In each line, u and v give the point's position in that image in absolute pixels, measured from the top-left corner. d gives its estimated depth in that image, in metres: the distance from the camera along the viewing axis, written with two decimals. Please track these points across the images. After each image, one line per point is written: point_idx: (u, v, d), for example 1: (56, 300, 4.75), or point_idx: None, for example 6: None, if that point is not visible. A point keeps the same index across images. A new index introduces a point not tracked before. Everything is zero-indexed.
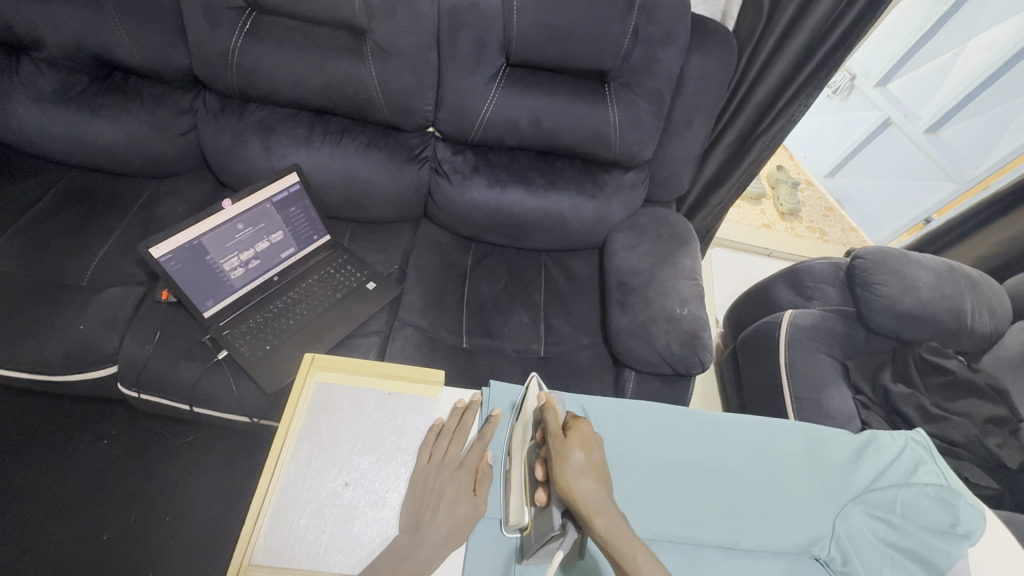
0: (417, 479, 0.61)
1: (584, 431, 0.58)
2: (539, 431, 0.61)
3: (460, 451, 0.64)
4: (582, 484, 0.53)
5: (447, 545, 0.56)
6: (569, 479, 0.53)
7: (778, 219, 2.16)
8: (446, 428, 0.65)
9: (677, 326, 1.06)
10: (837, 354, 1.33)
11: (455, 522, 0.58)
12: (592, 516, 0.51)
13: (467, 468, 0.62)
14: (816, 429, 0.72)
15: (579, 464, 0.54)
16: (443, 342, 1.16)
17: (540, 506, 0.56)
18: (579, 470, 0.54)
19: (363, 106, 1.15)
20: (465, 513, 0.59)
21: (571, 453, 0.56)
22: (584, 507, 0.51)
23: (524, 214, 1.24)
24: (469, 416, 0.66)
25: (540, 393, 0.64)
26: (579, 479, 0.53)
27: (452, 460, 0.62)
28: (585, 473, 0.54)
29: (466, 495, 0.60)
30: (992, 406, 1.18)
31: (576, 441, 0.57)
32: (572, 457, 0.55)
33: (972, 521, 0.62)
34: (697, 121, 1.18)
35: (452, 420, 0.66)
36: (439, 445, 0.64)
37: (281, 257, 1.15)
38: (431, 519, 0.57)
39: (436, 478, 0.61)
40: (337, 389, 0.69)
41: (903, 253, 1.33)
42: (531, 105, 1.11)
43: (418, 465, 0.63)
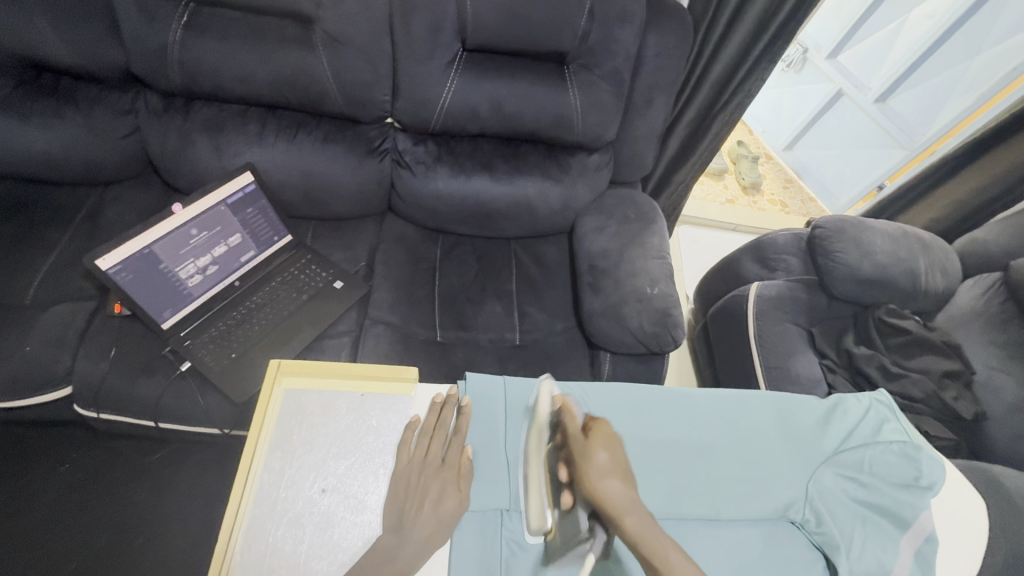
0: (398, 478, 0.60)
1: (604, 431, 0.58)
2: (558, 434, 0.61)
3: (441, 448, 0.62)
4: (609, 486, 0.54)
5: (432, 542, 0.56)
6: (597, 482, 0.54)
7: (741, 193, 2.20)
8: (427, 426, 0.64)
9: (648, 305, 1.08)
10: (802, 322, 1.37)
11: (441, 518, 0.58)
12: (621, 518, 0.52)
13: (450, 466, 0.61)
14: (786, 397, 0.74)
15: (603, 464, 0.55)
16: (417, 337, 1.14)
17: (567, 508, 0.58)
18: (604, 471, 0.55)
19: (316, 99, 1.10)
20: (451, 508, 0.58)
21: (594, 454, 0.56)
22: (613, 509, 0.53)
23: (492, 202, 1.23)
24: (448, 411, 0.65)
25: (553, 394, 0.64)
26: (605, 480, 0.54)
27: (435, 458, 0.61)
28: (611, 474, 0.54)
29: (451, 490, 0.60)
30: (946, 361, 1.25)
31: (598, 441, 0.57)
32: (596, 459, 0.55)
33: (934, 473, 0.65)
34: (658, 100, 1.18)
35: (430, 417, 0.64)
36: (419, 444, 0.62)
37: (240, 261, 1.11)
38: (414, 518, 0.57)
39: (419, 476, 0.60)
40: (307, 395, 0.65)
41: (860, 220, 1.37)
42: (491, 90, 1.09)
43: (398, 464, 0.61)
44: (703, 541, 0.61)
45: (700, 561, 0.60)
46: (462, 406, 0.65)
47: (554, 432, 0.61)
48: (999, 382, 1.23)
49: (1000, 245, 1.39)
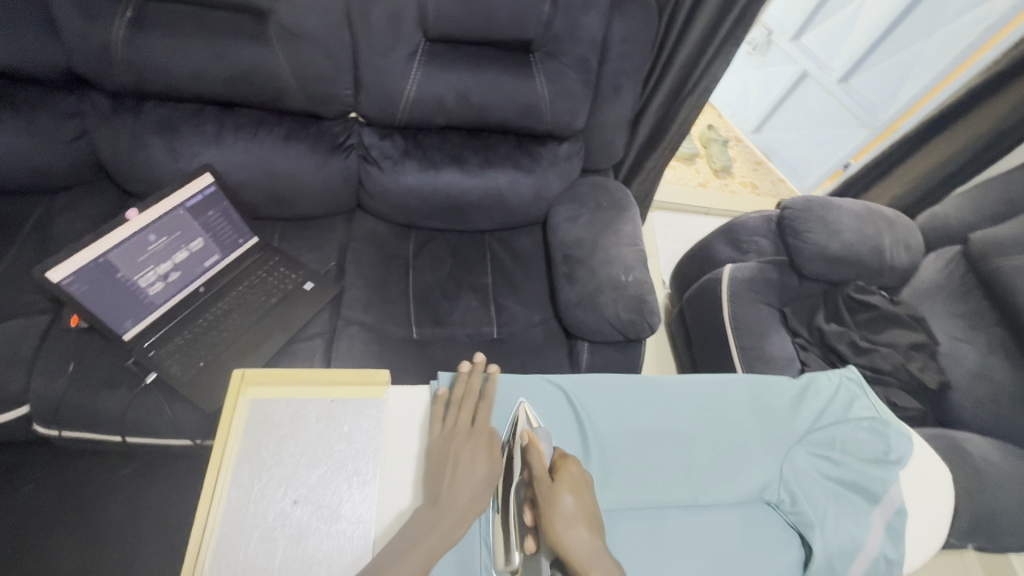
0: (433, 449, 0.60)
1: (571, 474, 0.57)
2: (526, 472, 0.59)
3: (471, 415, 0.63)
4: (573, 535, 0.52)
5: (471, 509, 0.56)
6: (560, 529, 0.53)
7: (712, 176, 2.22)
8: (455, 398, 0.64)
9: (623, 292, 1.08)
10: (774, 302, 1.40)
11: (474, 482, 0.57)
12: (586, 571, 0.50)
13: (481, 432, 0.61)
14: (761, 379, 0.75)
15: (569, 509, 0.54)
16: (392, 336, 1.13)
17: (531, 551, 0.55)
18: (569, 518, 0.54)
19: (275, 95, 1.06)
20: (483, 473, 0.58)
21: (560, 498, 0.55)
22: (575, 561, 0.51)
23: (463, 195, 1.21)
24: (475, 378, 0.65)
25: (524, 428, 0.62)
26: (570, 528, 0.53)
27: (465, 424, 0.61)
28: (576, 522, 0.53)
29: (483, 455, 0.59)
30: (912, 334, 1.29)
31: (564, 485, 0.56)
32: (561, 504, 0.54)
33: (902, 448, 0.67)
34: (626, 86, 1.17)
35: (459, 388, 0.65)
36: (449, 413, 0.62)
37: (204, 266, 1.07)
38: (451, 483, 0.57)
39: (451, 444, 0.60)
40: (275, 405, 0.61)
41: (827, 200, 1.40)
42: (456, 81, 1.06)
43: (432, 435, 0.61)
44: (682, 528, 0.62)
45: (680, 548, 0.61)
46: (489, 373, 0.66)
47: (522, 470, 0.59)
48: (962, 352, 1.28)
49: (959, 218, 1.43)
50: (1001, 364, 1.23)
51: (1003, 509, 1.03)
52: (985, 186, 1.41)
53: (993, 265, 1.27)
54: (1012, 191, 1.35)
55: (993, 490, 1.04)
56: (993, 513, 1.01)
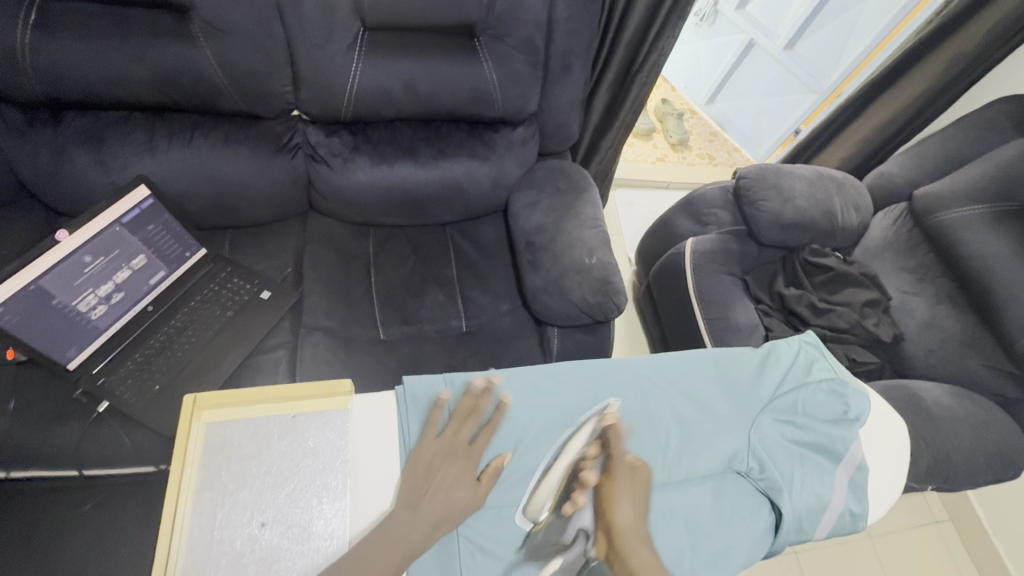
0: (422, 455, 0.58)
1: (647, 470, 0.62)
2: (595, 449, 0.64)
3: (470, 434, 0.62)
4: (625, 516, 0.57)
5: (440, 527, 0.54)
6: (619, 505, 0.58)
7: (670, 151, 2.24)
8: (462, 410, 0.62)
9: (588, 276, 1.08)
10: (737, 271, 1.43)
11: (451, 501, 0.56)
12: (626, 548, 0.55)
13: (473, 454, 0.61)
14: (724, 351, 0.76)
15: (632, 493, 0.59)
16: (359, 339, 1.10)
17: (568, 513, 0.60)
18: (627, 502, 0.59)
19: (208, 97, 1.00)
20: (464, 495, 0.57)
21: (626, 486, 0.60)
22: (629, 539, 0.56)
23: (419, 188, 1.18)
24: (486, 400, 0.64)
25: (603, 412, 0.67)
26: (626, 509, 0.58)
27: (463, 444, 0.60)
28: (632, 511, 0.58)
29: (469, 480, 0.59)
30: (865, 291, 1.34)
31: (634, 477, 0.61)
32: (627, 490, 0.59)
33: (860, 406, 0.70)
34: (575, 66, 1.15)
35: (467, 400, 0.63)
36: (450, 426, 0.61)
37: (150, 283, 1.01)
38: (430, 496, 0.55)
39: (440, 459, 0.59)
40: (233, 427, 0.58)
41: (779, 168, 1.44)
42: (400, 70, 1.03)
43: (422, 441, 0.59)
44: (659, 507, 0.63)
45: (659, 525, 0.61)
46: (499, 403, 0.64)
47: (592, 442, 0.64)
48: (912, 305, 1.34)
49: (903, 176, 1.48)
50: (948, 313, 1.29)
51: (957, 451, 1.09)
52: (926, 142, 1.46)
53: (936, 219, 1.33)
54: (950, 146, 1.40)
55: (947, 433, 1.10)
56: (948, 455, 1.07)
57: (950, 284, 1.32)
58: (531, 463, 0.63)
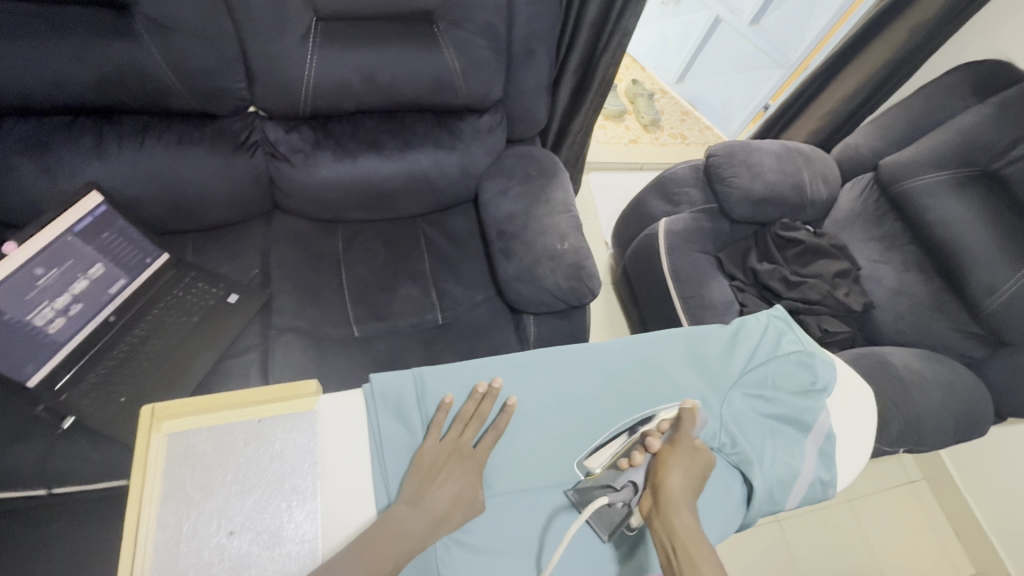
0: (426, 456, 0.58)
1: (709, 457, 0.62)
2: (666, 423, 0.64)
3: (472, 437, 0.61)
4: (675, 486, 0.59)
5: (441, 524, 0.54)
6: (673, 471, 0.60)
7: (643, 132, 2.23)
8: (463, 413, 0.62)
9: (561, 261, 1.07)
10: (710, 249, 1.44)
11: (457, 502, 0.57)
12: (672, 511, 0.57)
13: (476, 458, 0.60)
14: (694, 329, 0.76)
15: (687, 471, 0.60)
16: (332, 338, 1.09)
17: (622, 468, 0.63)
18: (682, 477, 0.60)
19: (158, 97, 0.96)
20: (469, 495, 0.58)
21: (683, 465, 0.61)
22: (675, 502, 0.58)
23: (385, 182, 1.16)
24: (488, 402, 0.62)
25: (685, 400, 0.67)
26: (676, 480, 0.59)
27: (464, 448, 0.60)
28: (685, 486, 0.59)
29: (472, 482, 0.59)
30: (836, 262, 1.36)
31: (694, 457, 0.62)
32: (681, 468, 0.60)
33: (827, 376, 0.71)
34: (539, 49, 1.13)
35: (468, 407, 0.62)
36: (453, 429, 0.61)
37: (110, 293, 0.97)
38: (430, 495, 0.55)
39: (443, 462, 0.59)
40: (195, 437, 0.56)
41: (748, 144, 1.45)
42: (359, 61, 1.00)
43: (426, 442, 0.59)
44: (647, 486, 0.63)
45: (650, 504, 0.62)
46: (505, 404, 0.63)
47: (669, 416, 0.65)
48: (881, 273, 1.37)
49: (868, 147, 1.50)
50: (915, 279, 1.32)
51: (926, 412, 1.12)
52: (891, 112, 1.47)
53: (901, 188, 1.35)
54: (912, 114, 1.42)
55: (916, 396, 1.13)
56: (917, 417, 1.10)
57: (916, 251, 1.35)
58: (502, 454, 0.63)
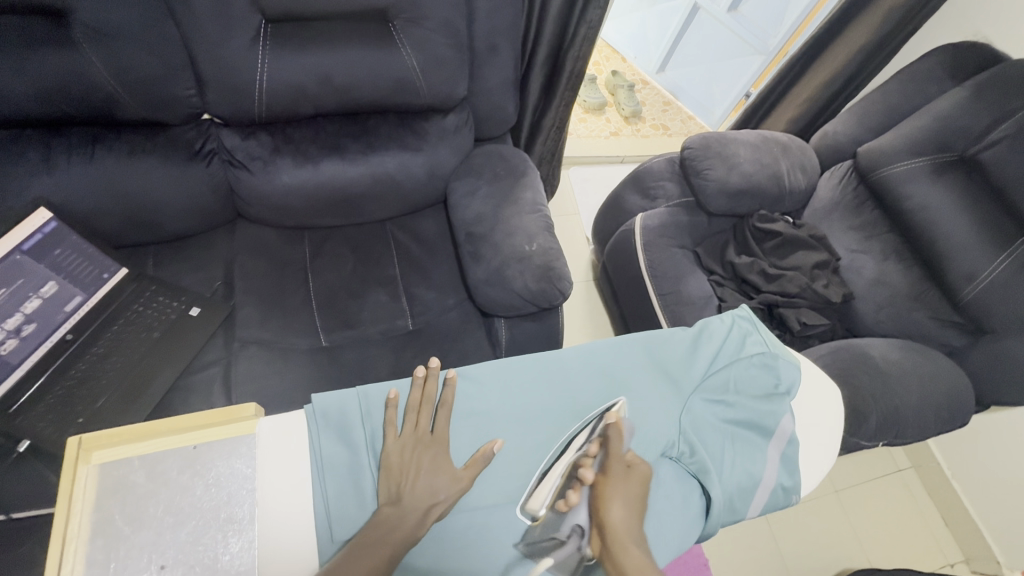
0: (391, 455, 0.58)
1: (644, 470, 0.61)
2: (596, 445, 0.62)
3: (429, 422, 0.62)
4: (616, 515, 0.57)
5: (430, 514, 0.56)
6: (611, 503, 0.58)
7: (624, 124, 2.19)
8: (412, 402, 0.62)
9: (529, 263, 1.05)
10: (687, 244, 1.41)
11: (436, 492, 0.57)
12: (622, 545, 0.55)
13: (440, 439, 0.60)
14: (654, 334, 0.74)
15: (626, 498, 0.58)
16: (298, 349, 1.07)
17: (562, 511, 0.59)
18: (621, 503, 0.58)
19: (105, 107, 0.93)
20: (447, 483, 0.57)
21: (622, 489, 0.59)
22: (620, 539, 0.55)
23: (349, 186, 1.13)
24: (433, 384, 0.63)
25: (610, 410, 0.65)
26: (616, 509, 0.57)
27: (425, 432, 0.60)
28: (626, 513, 0.57)
29: (446, 466, 0.59)
30: (815, 254, 1.34)
31: (629, 479, 0.60)
32: (621, 493, 0.58)
33: (791, 377, 0.70)
34: (502, 46, 1.10)
35: (415, 392, 0.63)
36: (408, 419, 0.61)
37: (66, 311, 0.94)
38: (412, 489, 0.56)
39: (412, 452, 0.59)
40: (128, 467, 0.53)
41: (723, 135, 1.42)
42: (312, 63, 0.96)
43: (387, 443, 0.59)
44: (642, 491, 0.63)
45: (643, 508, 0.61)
46: (447, 377, 0.64)
47: (597, 440, 0.63)
48: (861, 263, 1.34)
49: (847, 134, 1.47)
50: (895, 269, 1.30)
51: (906, 404, 1.10)
52: (869, 98, 1.44)
53: (880, 175, 1.33)
54: (890, 100, 1.39)
55: (896, 389, 1.11)
56: (897, 409, 1.09)
57: (895, 239, 1.33)
58: None
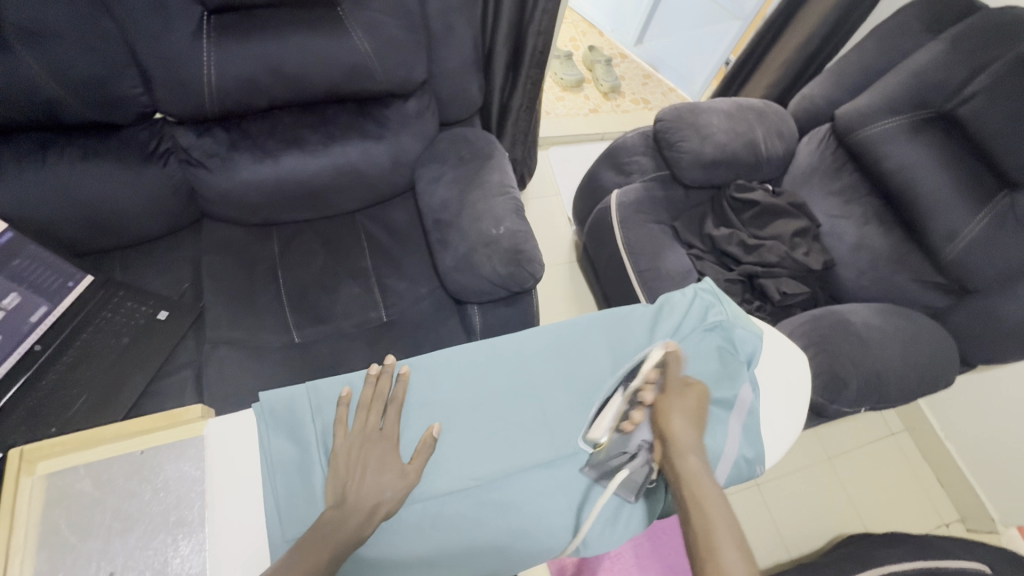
0: (339, 454, 0.58)
1: (699, 389, 0.65)
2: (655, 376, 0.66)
3: (379, 420, 0.61)
4: (678, 422, 0.62)
5: (377, 514, 0.55)
6: (671, 415, 0.62)
7: (603, 100, 2.14)
8: (363, 400, 0.61)
9: (497, 247, 1.03)
10: (664, 219, 1.39)
11: (381, 491, 0.56)
12: (683, 451, 0.60)
13: (389, 436, 0.60)
14: (615, 313, 0.74)
15: (685, 411, 0.63)
16: (271, 346, 1.06)
17: (625, 431, 0.64)
18: (682, 419, 0.62)
19: (49, 111, 0.90)
20: (394, 482, 0.57)
21: (682, 402, 0.64)
22: (679, 446, 0.60)
23: (312, 179, 1.11)
24: (385, 382, 0.62)
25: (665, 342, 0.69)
26: (678, 420, 0.62)
27: (373, 430, 0.59)
28: (687, 424, 0.62)
29: (393, 463, 0.58)
30: (794, 221, 1.32)
31: (690, 393, 0.64)
32: (679, 405, 0.63)
33: (751, 347, 0.71)
34: (458, 24, 1.06)
35: (367, 389, 0.62)
36: (358, 418, 0.60)
37: (31, 322, 0.91)
38: (357, 491, 0.55)
39: (359, 450, 0.58)
40: (73, 476, 0.53)
41: (696, 104, 1.39)
42: (259, 54, 0.94)
43: (336, 441, 0.58)
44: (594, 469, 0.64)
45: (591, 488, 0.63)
46: (400, 374, 0.63)
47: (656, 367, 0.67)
48: (841, 228, 1.32)
49: (824, 96, 1.43)
50: (876, 232, 1.28)
51: (887, 368, 1.09)
52: (844, 59, 1.40)
53: (858, 136, 1.30)
54: (866, 58, 1.35)
55: (877, 353, 1.10)
56: (878, 374, 1.08)
57: (876, 202, 1.30)
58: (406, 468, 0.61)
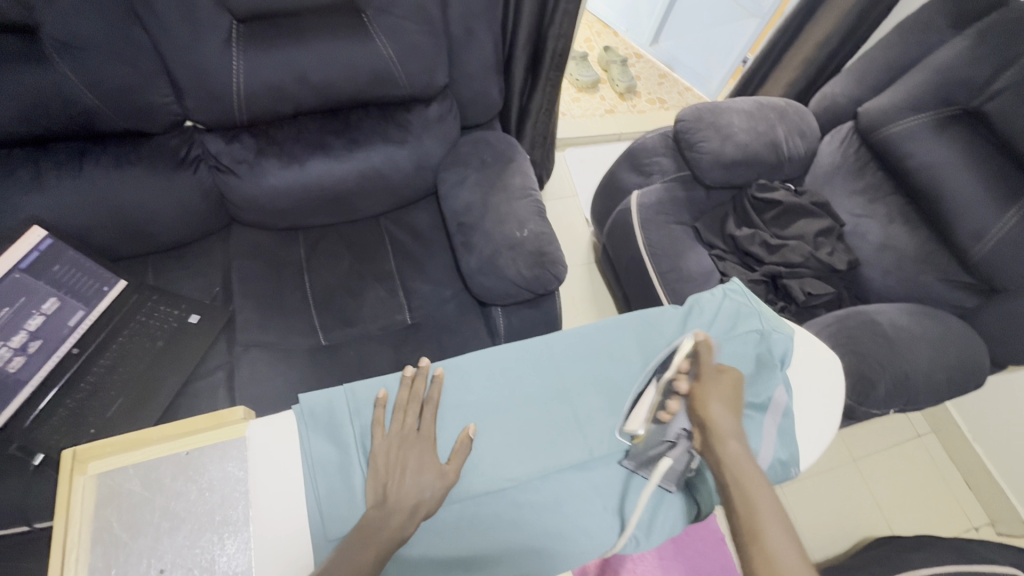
0: (379, 454, 0.59)
1: (734, 374, 0.65)
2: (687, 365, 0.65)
3: (416, 420, 0.62)
4: (716, 410, 0.61)
5: (417, 513, 0.56)
6: (711, 402, 0.62)
7: (619, 100, 2.14)
8: (400, 401, 0.62)
9: (521, 250, 1.04)
10: (686, 220, 1.39)
11: (421, 491, 0.57)
12: (724, 439, 0.60)
13: (426, 436, 0.61)
14: (645, 315, 0.75)
15: (724, 398, 0.63)
16: (300, 348, 1.07)
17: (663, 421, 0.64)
18: (720, 408, 0.62)
19: (85, 120, 0.93)
20: (432, 481, 0.58)
21: (719, 389, 0.63)
22: (720, 433, 0.60)
23: (338, 183, 1.12)
24: (421, 383, 0.63)
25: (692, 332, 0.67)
26: (717, 408, 0.61)
27: (411, 431, 0.60)
28: (726, 412, 0.62)
29: (431, 464, 0.59)
30: (818, 220, 1.31)
31: (727, 379, 0.64)
32: (716, 394, 0.63)
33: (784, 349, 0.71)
34: (479, 28, 1.07)
35: (403, 391, 0.63)
36: (395, 419, 0.61)
37: (70, 326, 0.94)
38: (398, 490, 0.56)
39: (397, 450, 0.59)
40: (123, 476, 0.54)
41: (716, 104, 1.38)
42: (287, 62, 0.95)
43: (375, 442, 0.59)
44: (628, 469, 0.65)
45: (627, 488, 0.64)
46: (435, 375, 0.64)
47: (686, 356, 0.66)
48: (866, 228, 1.31)
49: (847, 94, 1.41)
50: (902, 231, 1.26)
51: (917, 369, 1.08)
52: (867, 55, 1.38)
53: (882, 134, 1.28)
54: (889, 55, 1.33)
55: (906, 353, 1.08)
56: (908, 374, 1.06)
57: (901, 201, 1.29)
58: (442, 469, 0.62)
